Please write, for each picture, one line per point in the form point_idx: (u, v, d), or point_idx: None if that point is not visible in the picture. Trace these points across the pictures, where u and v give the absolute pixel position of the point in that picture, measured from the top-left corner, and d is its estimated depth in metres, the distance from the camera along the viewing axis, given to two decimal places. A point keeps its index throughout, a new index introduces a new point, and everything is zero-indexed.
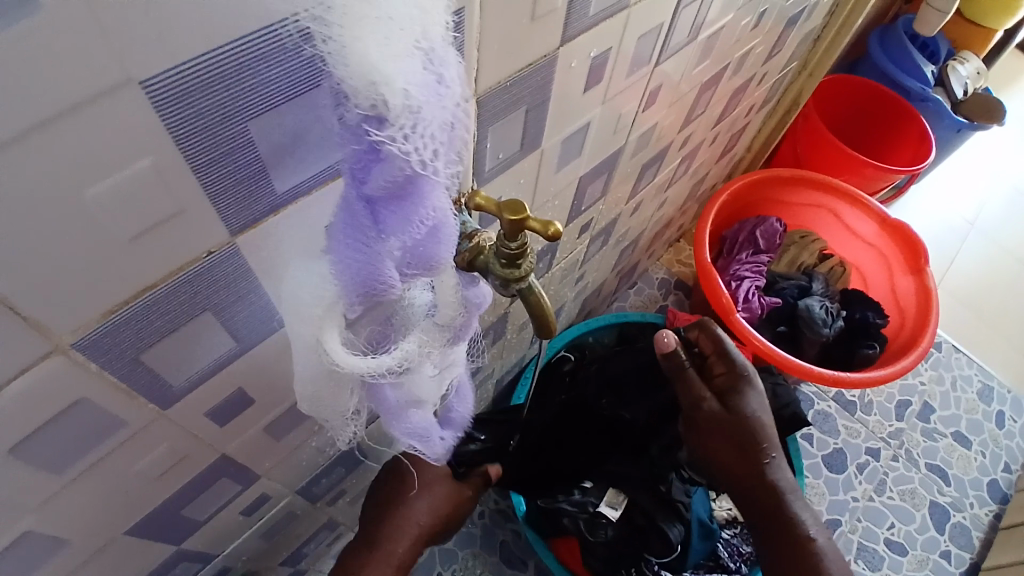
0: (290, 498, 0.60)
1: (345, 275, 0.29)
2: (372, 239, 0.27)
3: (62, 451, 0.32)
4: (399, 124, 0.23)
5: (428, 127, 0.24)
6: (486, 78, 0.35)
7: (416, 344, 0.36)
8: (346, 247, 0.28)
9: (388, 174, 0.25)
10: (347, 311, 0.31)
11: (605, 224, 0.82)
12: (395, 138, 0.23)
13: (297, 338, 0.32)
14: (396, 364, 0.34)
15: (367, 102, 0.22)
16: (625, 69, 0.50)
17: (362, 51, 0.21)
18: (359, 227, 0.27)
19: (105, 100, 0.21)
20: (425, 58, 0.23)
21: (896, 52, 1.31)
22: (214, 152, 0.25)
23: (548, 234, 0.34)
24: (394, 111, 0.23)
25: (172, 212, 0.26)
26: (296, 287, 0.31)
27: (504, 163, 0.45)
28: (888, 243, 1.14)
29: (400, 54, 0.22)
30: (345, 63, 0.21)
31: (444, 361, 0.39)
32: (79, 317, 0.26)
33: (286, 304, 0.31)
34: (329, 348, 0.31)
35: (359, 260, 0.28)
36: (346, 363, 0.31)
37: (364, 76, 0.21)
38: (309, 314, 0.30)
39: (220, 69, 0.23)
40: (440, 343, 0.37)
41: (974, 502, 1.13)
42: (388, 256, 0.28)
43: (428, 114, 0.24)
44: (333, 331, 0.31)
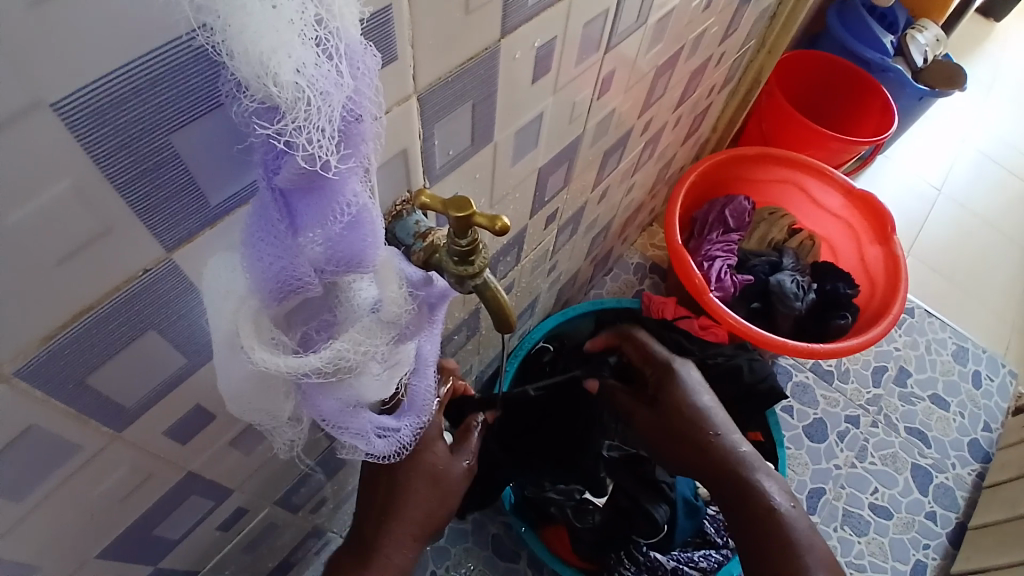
0: (269, 509, 0.60)
1: (257, 271, 0.29)
2: (283, 233, 0.27)
3: (15, 480, 0.31)
4: (293, 115, 0.22)
5: (323, 118, 0.23)
6: (424, 74, 0.35)
7: (351, 342, 0.34)
8: (257, 243, 0.28)
9: (290, 170, 0.25)
10: (266, 306, 0.31)
11: (572, 213, 0.82)
12: (289, 132, 0.23)
13: (213, 334, 0.30)
14: (324, 364, 0.33)
15: (259, 94, 0.22)
16: (574, 57, 0.50)
17: (246, 44, 0.21)
18: (269, 222, 0.27)
19: (18, 122, 0.20)
20: (320, 47, 0.22)
21: (854, 24, 1.33)
22: (135, 167, 0.25)
23: (496, 229, 0.34)
24: (285, 102, 0.22)
25: (101, 231, 0.25)
26: (212, 283, 0.29)
27: (455, 159, 0.44)
28: (855, 213, 1.15)
29: (289, 43, 0.21)
30: (235, 57, 0.21)
31: (391, 361, 0.39)
32: (15, 343, 0.26)
33: (207, 300, 0.30)
34: (246, 347, 0.30)
35: (271, 254, 0.28)
36: (265, 360, 0.31)
37: (251, 68, 0.21)
38: (224, 311, 0.30)
39: (132, 85, 0.22)
40: (383, 340, 0.36)
41: (955, 463, 1.15)
42: (304, 250, 0.28)
43: (324, 105, 0.23)
44: (250, 331, 0.30)
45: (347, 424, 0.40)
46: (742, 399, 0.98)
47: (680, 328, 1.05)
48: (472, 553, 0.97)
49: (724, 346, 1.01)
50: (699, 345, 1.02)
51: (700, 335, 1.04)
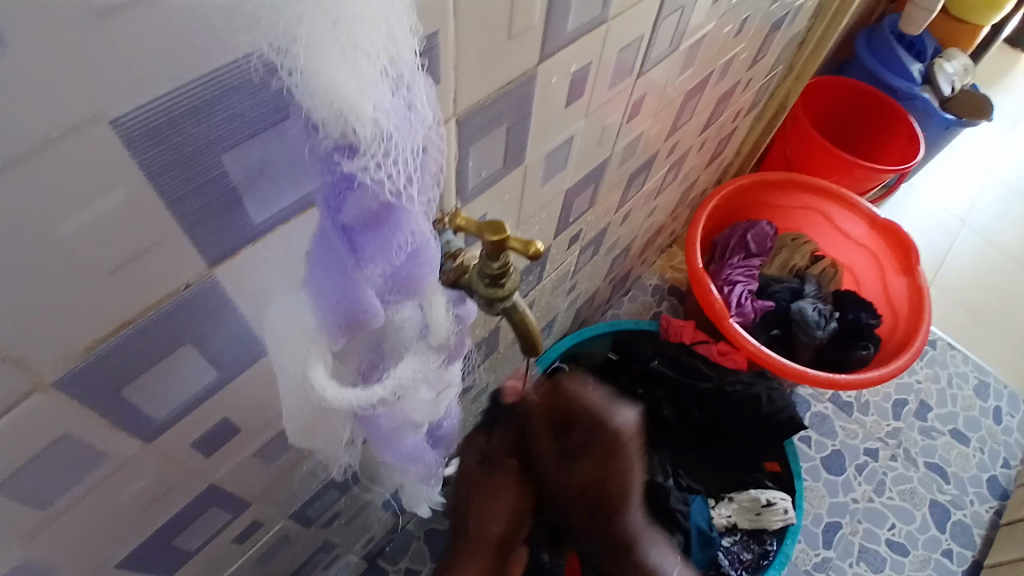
0: (284, 521, 0.60)
1: (326, 307, 0.29)
2: (349, 268, 0.27)
3: (45, 485, 0.31)
4: (371, 152, 0.24)
5: (398, 154, 0.25)
6: (464, 97, 0.35)
7: (410, 369, 0.35)
8: (322, 278, 0.28)
9: (364, 203, 0.26)
10: (332, 345, 0.30)
11: (595, 233, 0.82)
12: (368, 167, 0.24)
13: (280, 373, 0.31)
14: (388, 394, 0.34)
15: (337, 133, 0.23)
16: (607, 82, 0.50)
17: (331, 85, 0.21)
18: (336, 257, 0.27)
19: (75, 137, 0.21)
20: (395, 84, 0.24)
21: (882, 51, 1.33)
22: (188, 185, 0.25)
23: (529, 254, 0.34)
24: (365, 141, 0.23)
25: (148, 245, 0.26)
26: (277, 324, 0.30)
27: (488, 179, 0.45)
28: (879, 243, 1.14)
29: (371, 86, 0.22)
30: (316, 98, 0.22)
31: (440, 383, 0.38)
32: (56, 353, 0.26)
33: (272, 338, 0.30)
34: (317, 386, 0.30)
35: (336, 290, 0.28)
36: (335, 397, 0.31)
37: (334, 107, 0.22)
38: (293, 351, 0.30)
39: (190, 105, 0.23)
40: (435, 365, 0.36)
41: (974, 499, 1.12)
42: (367, 283, 0.28)
43: (399, 140, 0.25)
44: (320, 370, 0.30)
45: (395, 447, 0.41)
46: (760, 430, 0.96)
47: (698, 354, 1.04)
48: None
49: (743, 373, 1.00)
50: (717, 370, 1.01)
51: (719, 361, 1.03)
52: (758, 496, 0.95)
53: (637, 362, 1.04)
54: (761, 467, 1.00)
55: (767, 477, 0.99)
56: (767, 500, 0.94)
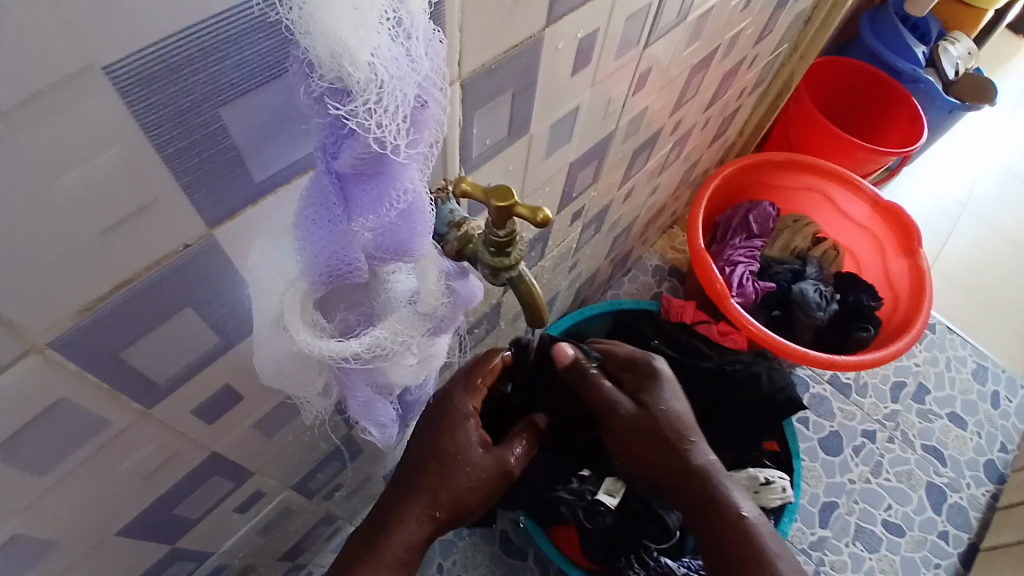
0: (284, 495, 0.60)
1: (311, 254, 0.29)
2: (339, 218, 0.28)
3: (44, 451, 0.31)
4: (365, 97, 0.23)
5: (393, 103, 0.23)
6: (469, 61, 0.34)
7: (390, 331, 0.35)
8: (311, 226, 0.28)
9: (355, 153, 0.25)
10: (311, 291, 0.32)
11: (597, 211, 0.81)
12: (359, 114, 0.23)
13: (258, 315, 0.32)
14: (364, 350, 0.34)
15: (332, 74, 0.22)
16: (613, 53, 0.49)
17: (325, 24, 0.21)
18: (327, 206, 0.27)
19: (71, 86, 0.20)
20: (395, 28, 0.23)
21: (886, 33, 1.31)
22: (187, 138, 0.24)
23: (537, 221, 0.34)
24: (358, 83, 0.22)
25: (146, 203, 0.25)
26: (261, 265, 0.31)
27: (491, 149, 0.44)
28: (881, 224, 1.14)
29: (367, 25, 0.22)
30: (312, 35, 0.21)
31: (425, 351, 0.40)
32: (54, 316, 0.26)
33: (254, 283, 0.31)
34: (292, 329, 0.31)
35: (325, 239, 0.28)
36: (311, 345, 0.32)
37: (329, 47, 0.21)
38: (272, 292, 0.31)
39: (183, 57, 0.22)
40: (419, 333, 0.37)
41: (970, 483, 1.13)
42: (356, 236, 0.29)
43: (395, 88, 0.23)
44: (295, 314, 0.31)
45: (370, 412, 0.42)
46: (759, 409, 0.96)
47: (699, 333, 1.05)
48: (479, 548, 0.96)
49: (743, 354, 1.01)
50: (718, 351, 1.02)
51: (720, 341, 1.04)
52: (756, 474, 0.95)
53: (637, 341, 1.04)
54: (760, 447, 1.01)
55: (766, 456, 1.01)
56: (765, 479, 0.93)
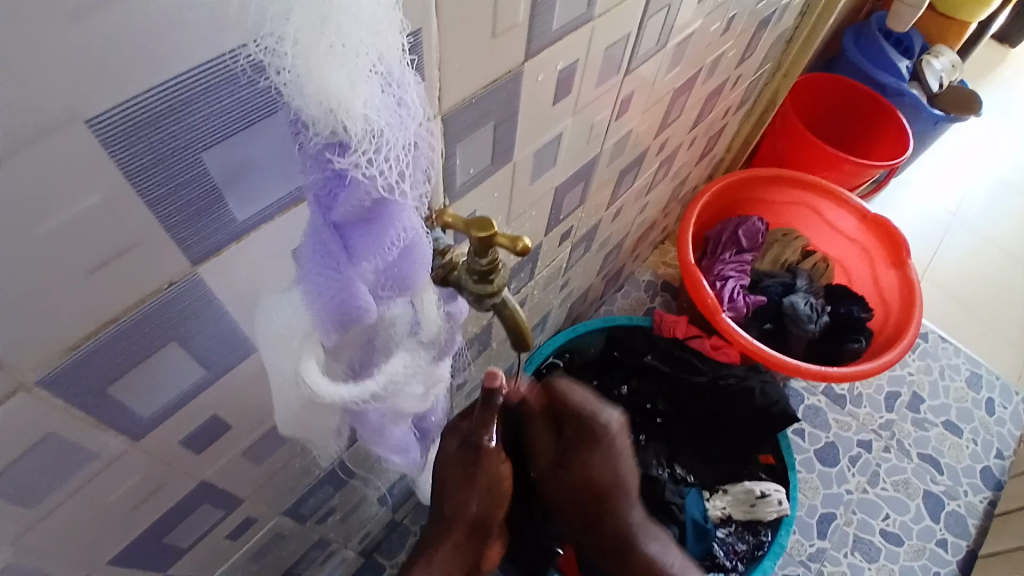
0: (277, 519, 0.60)
1: (318, 305, 0.29)
2: (343, 265, 0.28)
3: (32, 485, 0.31)
4: (361, 148, 0.24)
5: (389, 152, 0.26)
6: (449, 96, 0.35)
7: (401, 365, 0.36)
8: (314, 275, 0.28)
9: (356, 201, 0.26)
10: (325, 340, 0.31)
11: (586, 230, 0.82)
12: (359, 165, 0.25)
13: (274, 371, 0.31)
14: (378, 390, 0.36)
15: (328, 130, 0.24)
16: (594, 80, 0.51)
17: (320, 85, 0.22)
18: (328, 253, 0.27)
19: (53, 137, 0.21)
20: (382, 83, 0.24)
21: (869, 48, 1.33)
22: (169, 184, 0.25)
23: (517, 250, 0.34)
24: (355, 137, 0.24)
25: (129, 245, 0.26)
26: (266, 321, 0.30)
27: (475, 177, 0.45)
28: (870, 237, 1.15)
29: (360, 83, 0.23)
30: (306, 96, 0.22)
31: (430, 378, 0.40)
32: (40, 354, 0.26)
33: (261, 336, 0.31)
34: (306, 378, 0.31)
35: (329, 286, 0.28)
36: (329, 394, 0.32)
37: (323, 106, 0.23)
38: (278, 345, 0.31)
39: (165, 105, 0.23)
40: (426, 360, 0.38)
41: (968, 490, 1.13)
42: (362, 279, 0.29)
43: (392, 138, 0.26)
44: (310, 360, 0.31)
45: (387, 442, 0.43)
46: (752, 422, 0.97)
47: (691, 348, 1.05)
48: None
49: (736, 367, 1.01)
50: (711, 365, 1.02)
51: (713, 355, 1.04)
52: (752, 488, 0.96)
53: (630, 357, 1.04)
54: (755, 460, 1.01)
55: (762, 470, 1.00)
56: (761, 492, 0.95)
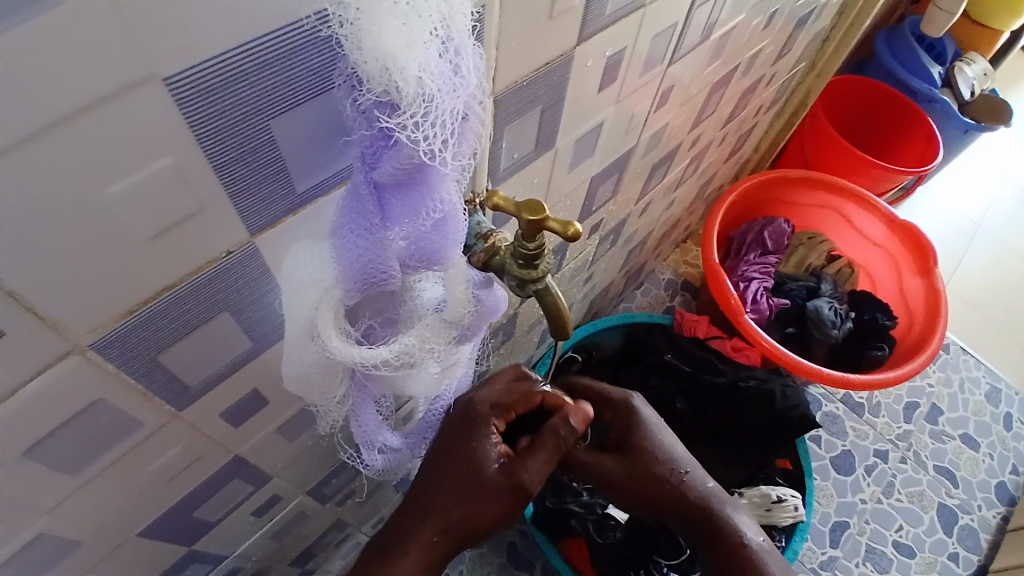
0: (300, 499, 0.60)
1: (346, 261, 0.29)
2: (375, 227, 0.28)
3: (77, 450, 0.31)
4: (411, 112, 0.24)
5: (439, 118, 0.24)
6: (503, 76, 0.35)
7: (419, 338, 0.36)
8: (346, 234, 0.28)
9: (396, 163, 0.26)
10: (345, 299, 0.32)
11: (614, 224, 0.81)
12: (405, 126, 0.24)
13: (290, 320, 0.32)
14: (392, 357, 0.35)
15: (380, 87, 0.23)
16: (639, 69, 0.50)
17: (379, 40, 0.22)
18: (363, 213, 0.28)
19: (130, 95, 0.21)
20: (443, 47, 0.24)
21: (903, 52, 1.31)
22: (236, 148, 0.25)
23: (568, 235, 0.34)
24: (407, 97, 0.23)
25: (193, 211, 0.26)
26: (295, 268, 0.30)
27: (518, 162, 0.45)
28: (897, 243, 1.13)
29: (417, 42, 0.22)
30: (364, 51, 0.22)
31: (447, 360, 0.41)
32: (97, 317, 0.26)
33: (287, 289, 0.31)
34: (324, 337, 0.31)
35: (360, 247, 0.29)
36: (342, 352, 0.32)
37: (380, 62, 0.22)
38: (307, 296, 0.31)
39: (243, 67, 0.23)
40: (444, 340, 0.37)
41: (981, 504, 1.12)
42: (391, 244, 0.29)
43: (442, 102, 0.24)
44: (329, 322, 0.31)
45: (372, 429, 0.44)
46: (771, 426, 0.95)
47: (712, 348, 1.05)
48: (487, 559, 0.95)
49: (757, 370, 1.01)
50: (731, 367, 1.02)
51: (733, 357, 1.04)
52: (768, 491, 0.94)
53: (651, 354, 1.04)
54: (772, 465, 1.00)
55: (779, 474, 0.99)
56: (777, 496, 0.93)
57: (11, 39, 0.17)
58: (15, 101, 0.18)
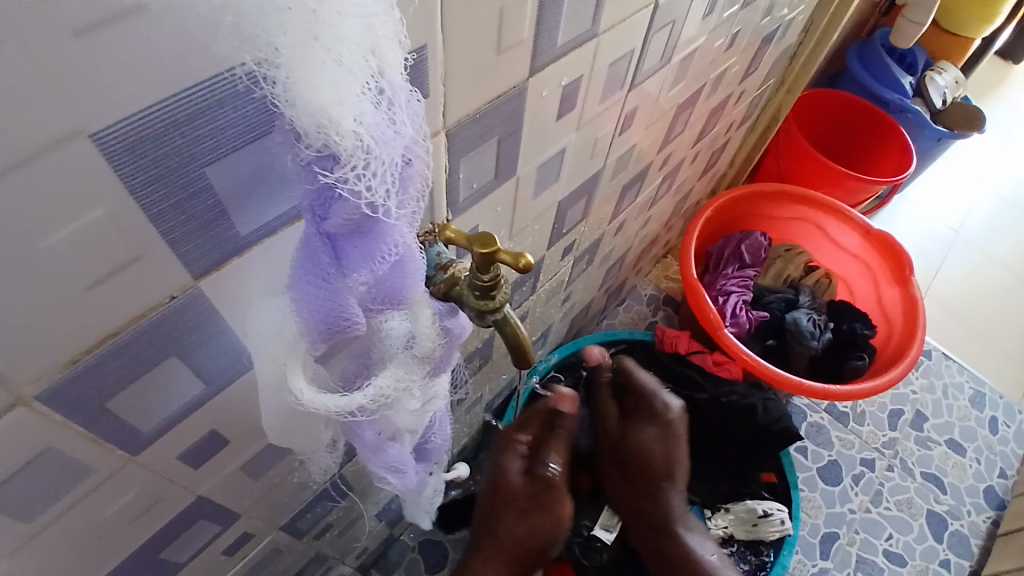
0: (274, 534, 0.59)
1: (307, 311, 0.29)
2: (332, 275, 0.28)
3: (26, 501, 0.31)
4: (352, 163, 0.24)
5: (380, 167, 0.25)
6: (454, 111, 0.35)
7: (392, 379, 0.36)
8: (303, 283, 0.29)
9: (344, 215, 0.26)
10: (311, 348, 0.32)
11: (589, 244, 0.82)
12: (349, 179, 0.24)
13: (259, 375, 0.32)
14: (367, 402, 0.35)
15: (319, 142, 0.23)
16: (599, 94, 0.51)
17: (309, 97, 0.22)
18: (319, 264, 0.28)
19: (57, 151, 0.21)
20: (377, 96, 0.24)
21: (872, 65, 1.34)
22: (173, 198, 0.25)
23: (520, 266, 0.34)
24: (346, 150, 0.23)
25: (132, 259, 0.26)
26: (258, 327, 0.31)
27: (479, 191, 0.45)
28: (872, 253, 1.14)
29: (349, 94, 0.22)
30: (297, 108, 0.22)
31: (426, 394, 0.41)
32: (37, 368, 0.26)
33: (252, 343, 0.31)
34: (293, 388, 0.32)
35: (320, 295, 0.29)
36: (312, 401, 0.33)
37: (315, 119, 0.22)
38: (270, 349, 0.31)
39: (171, 120, 0.23)
40: (419, 376, 0.38)
41: (971, 510, 1.12)
42: (351, 289, 0.29)
43: (381, 153, 0.25)
44: (296, 369, 0.32)
45: (378, 455, 0.43)
46: (754, 440, 0.96)
47: (693, 364, 1.04)
48: None
49: (739, 385, 0.99)
50: (713, 382, 1.01)
51: (715, 372, 1.03)
52: (754, 507, 0.95)
53: None
54: (757, 479, 0.99)
55: (764, 488, 0.98)
56: (763, 511, 0.93)
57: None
58: None
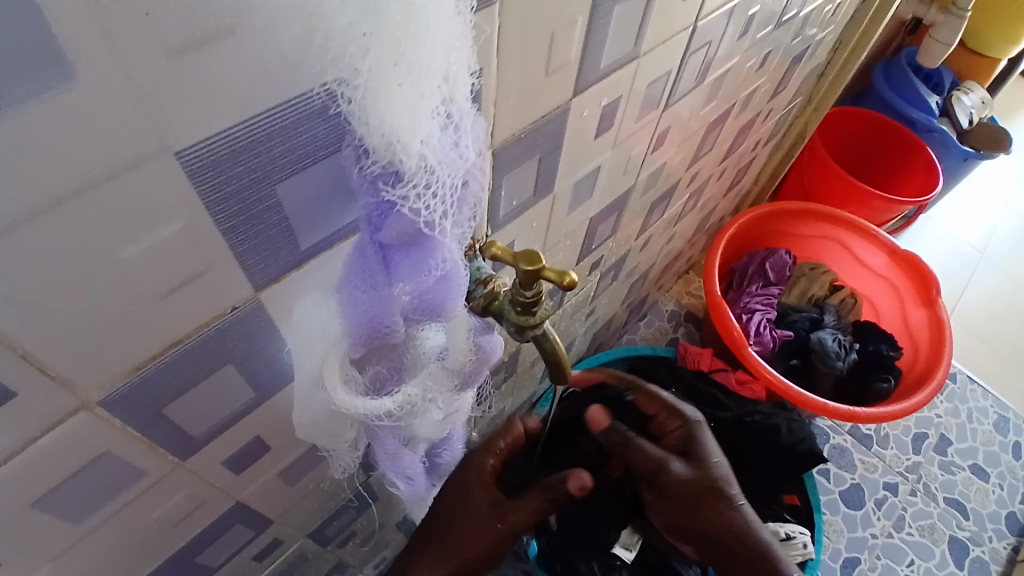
0: (301, 542, 0.60)
1: (351, 316, 0.30)
2: (380, 284, 0.29)
3: (82, 500, 0.32)
4: (414, 181, 0.25)
5: (439, 187, 0.26)
6: (502, 131, 0.36)
7: (420, 388, 0.37)
8: (352, 290, 0.29)
9: (399, 226, 0.27)
10: (350, 352, 0.33)
11: (615, 260, 0.82)
12: (408, 197, 0.25)
13: (298, 370, 0.33)
14: (395, 408, 0.35)
15: (384, 160, 0.24)
16: (635, 113, 0.51)
17: (382, 118, 0.23)
18: (369, 272, 0.28)
19: (143, 166, 0.22)
20: (444, 120, 0.25)
21: (899, 86, 1.34)
22: (245, 212, 0.26)
23: (564, 284, 0.35)
24: (409, 169, 0.24)
25: (202, 271, 0.27)
26: (304, 323, 0.32)
27: (518, 208, 0.46)
28: (899, 273, 1.14)
29: (422, 119, 0.23)
30: (369, 127, 0.23)
31: (450, 407, 0.41)
32: (106, 373, 0.27)
33: (294, 339, 0.33)
34: (329, 387, 0.33)
35: (365, 302, 0.29)
36: (346, 402, 0.33)
37: (384, 137, 0.23)
38: (315, 349, 0.33)
39: (251, 138, 0.24)
40: (446, 388, 0.39)
41: (993, 536, 1.10)
42: (396, 299, 0.30)
43: (442, 173, 0.25)
44: (334, 372, 0.33)
45: (392, 462, 0.43)
46: (779, 461, 0.94)
47: (717, 382, 1.05)
48: None
49: (762, 404, 1.00)
50: (736, 401, 1.01)
51: (738, 390, 1.03)
52: (776, 528, 0.92)
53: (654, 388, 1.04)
54: (780, 500, 0.99)
55: (787, 510, 0.98)
56: (786, 534, 0.91)
57: (25, 121, 0.18)
58: (32, 176, 0.19)
